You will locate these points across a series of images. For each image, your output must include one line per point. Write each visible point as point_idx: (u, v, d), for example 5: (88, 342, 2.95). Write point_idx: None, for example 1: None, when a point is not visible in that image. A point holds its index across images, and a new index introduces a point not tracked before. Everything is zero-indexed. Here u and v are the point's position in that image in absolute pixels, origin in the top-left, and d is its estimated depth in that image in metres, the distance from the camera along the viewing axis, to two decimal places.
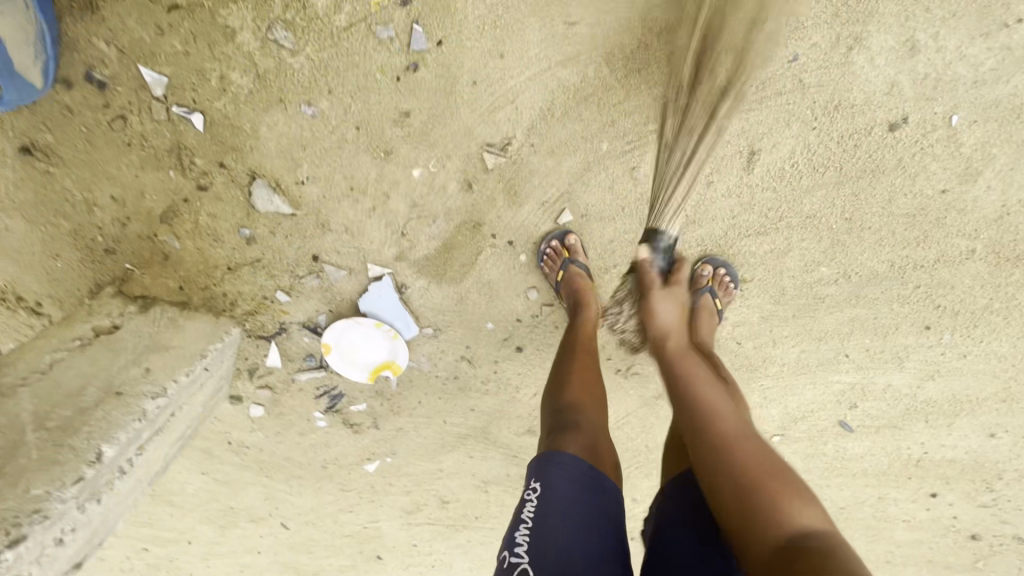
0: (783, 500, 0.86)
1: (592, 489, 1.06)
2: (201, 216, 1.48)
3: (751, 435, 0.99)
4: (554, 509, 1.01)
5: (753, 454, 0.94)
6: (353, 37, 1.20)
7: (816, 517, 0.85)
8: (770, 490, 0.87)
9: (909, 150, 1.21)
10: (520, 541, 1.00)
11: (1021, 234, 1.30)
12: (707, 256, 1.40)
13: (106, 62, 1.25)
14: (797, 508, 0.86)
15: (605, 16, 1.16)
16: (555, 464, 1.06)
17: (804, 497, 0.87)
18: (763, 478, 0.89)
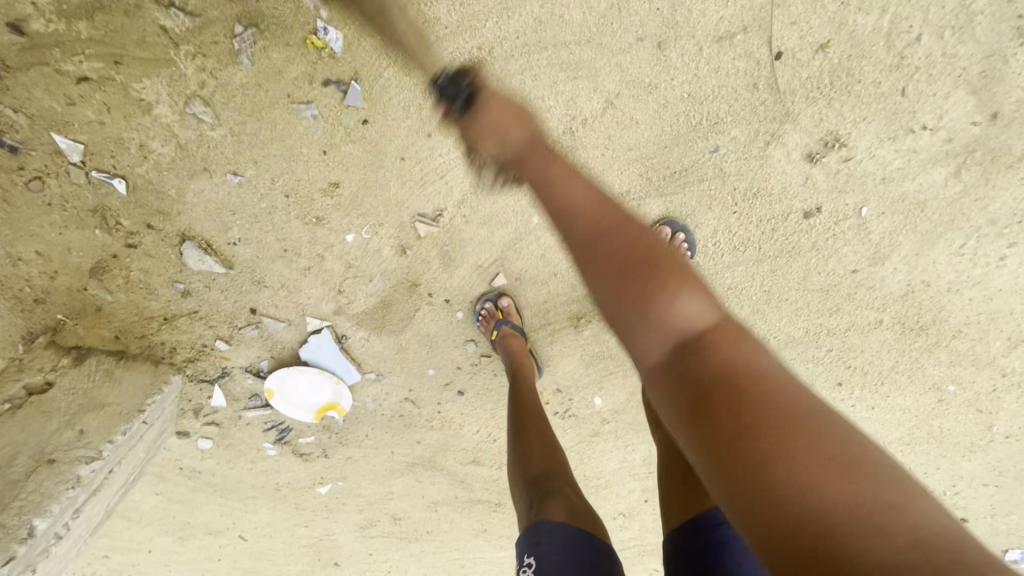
0: (666, 315, 0.72)
1: (588, 553, 0.90)
2: (131, 270, 1.45)
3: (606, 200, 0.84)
4: None
5: (609, 228, 0.79)
6: (278, 113, 1.18)
7: (701, 305, 0.74)
8: (641, 307, 0.74)
9: (825, 232, 1.26)
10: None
11: (924, 309, 1.38)
12: (668, 217, 1.26)
13: (16, 127, 1.19)
14: (660, 340, 0.72)
15: (534, 102, 1.15)
16: (541, 534, 0.91)
17: (684, 288, 0.75)
18: (638, 291, 0.75)
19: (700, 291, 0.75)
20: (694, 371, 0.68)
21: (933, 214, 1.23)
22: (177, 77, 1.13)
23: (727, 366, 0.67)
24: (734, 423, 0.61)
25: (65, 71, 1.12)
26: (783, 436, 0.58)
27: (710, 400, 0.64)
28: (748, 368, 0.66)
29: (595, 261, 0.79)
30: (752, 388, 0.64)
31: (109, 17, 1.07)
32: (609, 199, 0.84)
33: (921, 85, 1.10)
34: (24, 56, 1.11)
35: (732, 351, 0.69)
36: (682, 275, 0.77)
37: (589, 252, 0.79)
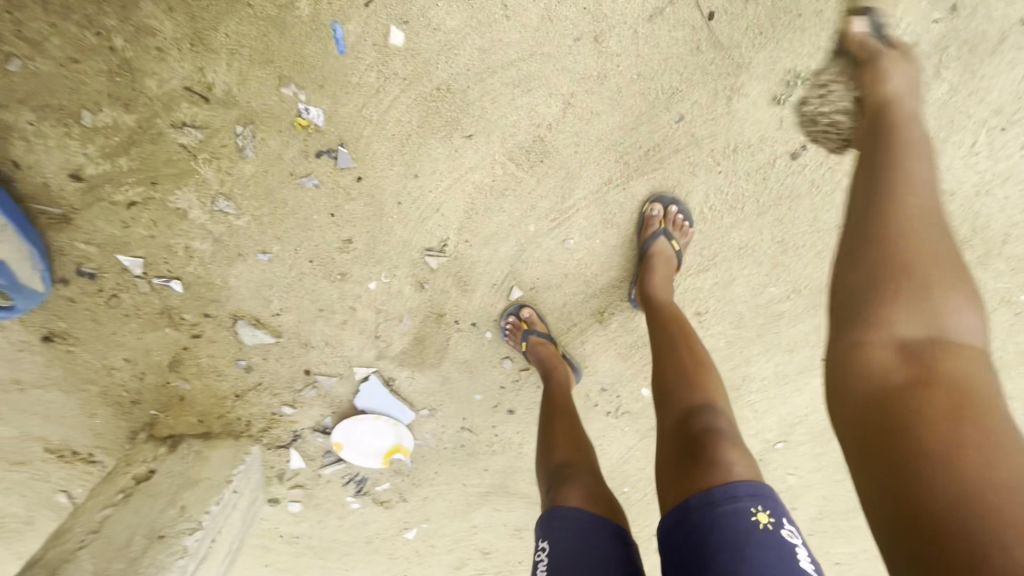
0: (929, 304, 0.69)
1: (600, 537, 0.88)
2: (201, 358, 1.64)
3: (939, 207, 0.75)
4: (564, 566, 0.84)
5: (922, 215, 0.74)
6: (286, 191, 1.33)
7: (976, 326, 0.69)
8: (902, 287, 0.70)
9: (818, 168, 1.25)
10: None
11: (959, 221, 1.29)
12: (655, 194, 1.31)
13: (90, 257, 1.43)
14: (908, 321, 0.70)
15: (497, 123, 1.24)
16: (555, 519, 0.92)
17: (962, 298, 0.70)
18: (916, 268, 0.71)
19: (978, 314, 0.69)
20: (928, 364, 0.67)
21: (926, 121, 1.18)
22: (201, 182, 1.31)
23: (966, 381, 0.64)
24: (948, 412, 0.62)
25: (117, 201, 1.34)
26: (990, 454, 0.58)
27: (931, 389, 0.65)
28: (982, 389, 0.64)
29: (894, 233, 0.73)
30: (977, 404, 0.62)
31: (141, 147, 1.26)
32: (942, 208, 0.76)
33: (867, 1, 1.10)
34: (85, 196, 1.33)
35: (978, 377, 0.65)
36: (959, 284, 0.70)
37: (909, 220, 0.73)
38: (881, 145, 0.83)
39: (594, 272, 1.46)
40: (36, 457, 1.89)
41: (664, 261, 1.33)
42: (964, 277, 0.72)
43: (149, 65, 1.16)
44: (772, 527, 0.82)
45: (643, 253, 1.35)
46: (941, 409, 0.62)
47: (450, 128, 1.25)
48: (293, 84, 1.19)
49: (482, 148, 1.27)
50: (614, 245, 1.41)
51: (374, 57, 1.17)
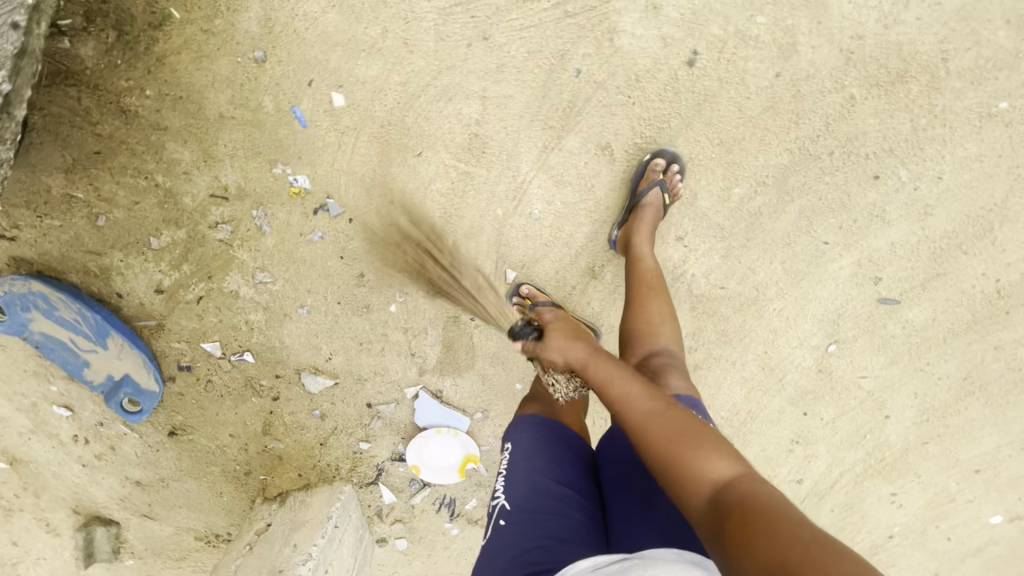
0: (701, 469, 0.85)
1: (552, 436, 1.20)
2: (285, 416, 1.94)
3: (661, 402, 0.99)
4: (520, 456, 1.16)
5: (646, 415, 0.97)
6: (302, 250, 1.65)
7: (725, 465, 0.85)
8: (676, 457, 0.88)
9: (721, 65, 1.35)
10: (498, 488, 1.14)
11: (884, 58, 1.31)
12: (660, 149, 1.44)
13: (185, 352, 1.82)
14: (691, 482, 0.85)
15: (438, 135, 1.49)
16: (519, 425, 1.25)
17: (714, 448, 0.88)
18: (667, 452, 0.90)
19: (722, 451, 0.87)
20: (724, 498, 0.79)
21: None
22: (241, 265, 1.67)
23: (749, 495, 0.77)
24: (739, 524, 0.73)
25: (190, 300, 1.73)
26: (770, 534, 0.70)
27: (727, 515, 0.76)
28: (759, 495, 0.77)
29: (650, 424, 0.95)
30: (791, 524, 0.71)
31: (195, 251, 1.66)
32: (670, 401, 0.99)
33: None
34: (169, 303, 1.73)
35: (754, 492, 0.78)
36: (709, 440, 0.90)
37: (637, 421, 0.97)
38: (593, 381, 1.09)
39: (570, 232, 1.60)
40: (191, 547, 2.20)
41: (652, 219, 1.45)
42: (709, 436, 0.91)
43: (183, 187, 1.55)
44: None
45: (636, 202, 1.46)
46: (732, 524, 0.74)
47: (404, 153, 1.51)
48: (281, 162, 1.52)
49: (433, 159, 1.52)
50: (576, 202, 1.56)
51: (327, 121, 1.47)
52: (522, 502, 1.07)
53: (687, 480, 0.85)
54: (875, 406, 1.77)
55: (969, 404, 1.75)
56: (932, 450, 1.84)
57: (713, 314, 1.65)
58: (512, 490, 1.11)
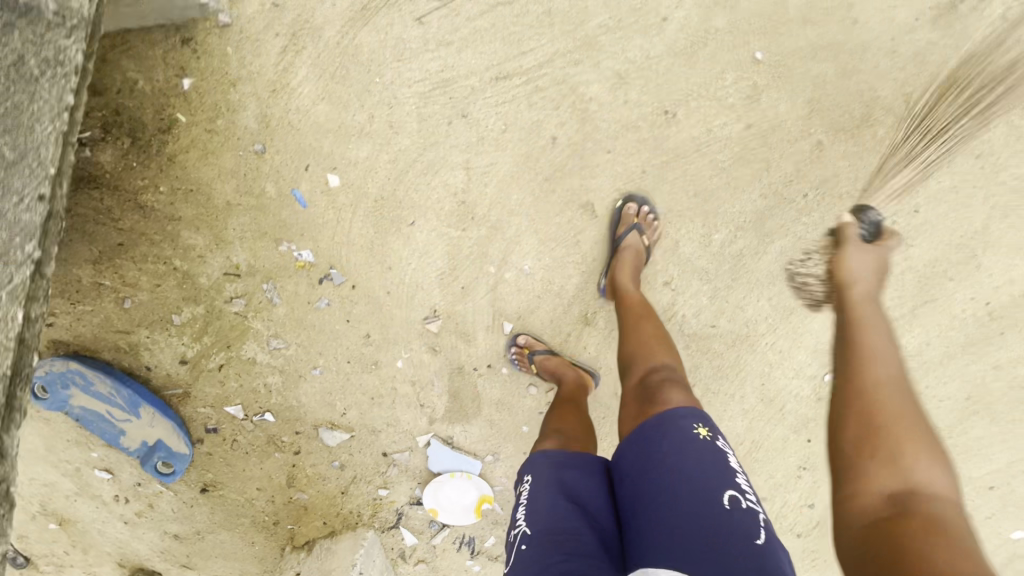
0: (914, 465, 0.87)
1: (569, 461, 1.14)
2: (307, 468, 2.05)
3: (907, 388, 0.98)
4: (537, 483, 1.11)
5: (889, 380, 0.99)
6: (311, 316, 1.76)
7: (940, 479, 0.86)
8: (888, 444, 0.90)
9: (690, 125, 1.41)
10: (519, 517, 1.09)
11: (846, 106, 1.35)
12: (629, 194, 1.49)
13: (211, 415, 1.94)
14: (887, 471, 0.88)
15: (427, 204, 1.58)
16: (535, 456, 1.18)
17: (936, 459, 0.88)
18: (884, 423, 0.93)
19: (941, 463, 0.88)
20: (905, 501, 0.83)
21: (753, 47, 1.32)
22: (257, 333, 1.79)
23: (934, 513, 0.81)
24: (911, 533, 0.77)
25: (212, 368, 1.85)
26: (962, 554, 0.74)
27: (907, 521, 0.80)
28: (951, 518, 0.80)
29: (875, 398, 0.97)
30: (962, 550, 0.75)
31: (214, 324, 1.78)
32: (909, 383, 1.00)
33: None
34: (193, 372, 1.86)
35: (951, 516, 0.81)
36: (931, 443, 0.90)
37: (891, 379, 1.00)
38: (851, 338, 1.10)
39: (562, 284, 1.66)
40: None
41: (635, 257, 1.47)
42: (934, 441, 0.91)
43: (199, 268, 1.68)
44: (710, 438, 1.02)
45: (615, 245, 1.50)
46: (917, 528, 0.78)
47: (397, 223, 1.61)
48: (286, 239, 1.64)
49: (425, 226, 1.61)
50: (563, 255, 1.62)
51: (325, 199, 1.58)
52: (540, 531, 1.02)
53: (875, 460, 0.89)
54: None
55: (975, 423, 1.75)
56: None
57: (707, 351, 1.68)
58: (530, 518, 1.05)
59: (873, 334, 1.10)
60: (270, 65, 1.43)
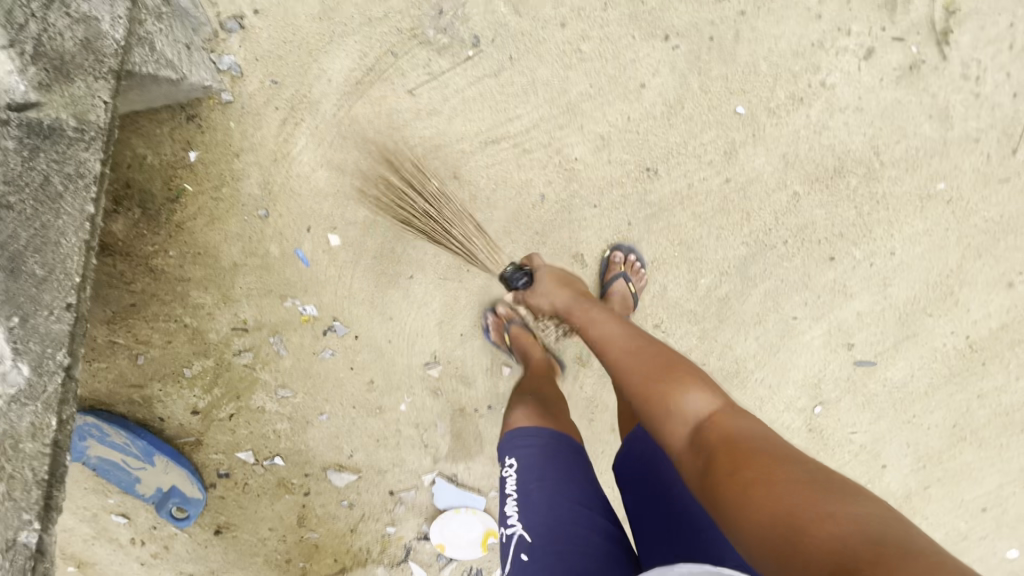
0: (684, 406, 0.92)
1: (558, 451, 1.19)
2: (317, 508, 2.11)
3: (655, 350, 1.06)
4: (532, 479, 1.14)
5: (626, 351, 1.09)
6: (316, 366, 1.82)
7: (702, 399, 0.92)
8: (655, 394, 0.97)
9: (673, 180, 1.47)
10: (511, 511, 1.14)
11: (820, 159, 1.42)
12: (615, 243, 1.55)
13: (223, 461, 2.01)
14: (675, 418, 0.92)
15: (425, 259, 1.65)
16: (520, 441, 1.21)
17: (695, 385, 0.95)
18: (642, 387, 1.00)
19: (702, 387, 0.95)
20: (701, 444, 0.86)
21: (729, 107, 1.38)
22: (265, 383, 1.85)
23: (724, 429, 0.85)
24: (721, 472, 0.79)
25: (223, 417, 1.92)
26: (764, 471, 0.75)
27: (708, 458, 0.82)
28: (739, 429, 0.84)
29: (635, 371, 1.04)
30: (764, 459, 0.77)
31: (223, 375, 1.85)
32: (647, 337, 1.11)
33: (617, 57, 1.35)
34: (205, 421, 1.93)
35: (734, 425, 0.85)
36: (687, 370, 0.98)
37: (634, 361, 1.06)
38: (596, 345, 1.19)
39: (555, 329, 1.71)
40: None
41: (623, 301, 1.53)
42: (695, 374, 0.98)
43: (208, 324, 1.75)
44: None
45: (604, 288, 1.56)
46: (724, 466, 0.79)
47: (397, 277, 1.68)
48: (291, 295, 1.71)
49: (423, 279, 1.68)
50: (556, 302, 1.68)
51: (327, 257, 1.65)
52: (541, 527, 1.09)
53: (663, 432, 0.93)
54: (871, 457, 1.82)
55: (964, 448, 1.79)
56: (936, 493, 1.87)
57: None
58: (528, 514, 1.11)
59: (602, 326, 1.20)
60: (272, 137, 1.50)
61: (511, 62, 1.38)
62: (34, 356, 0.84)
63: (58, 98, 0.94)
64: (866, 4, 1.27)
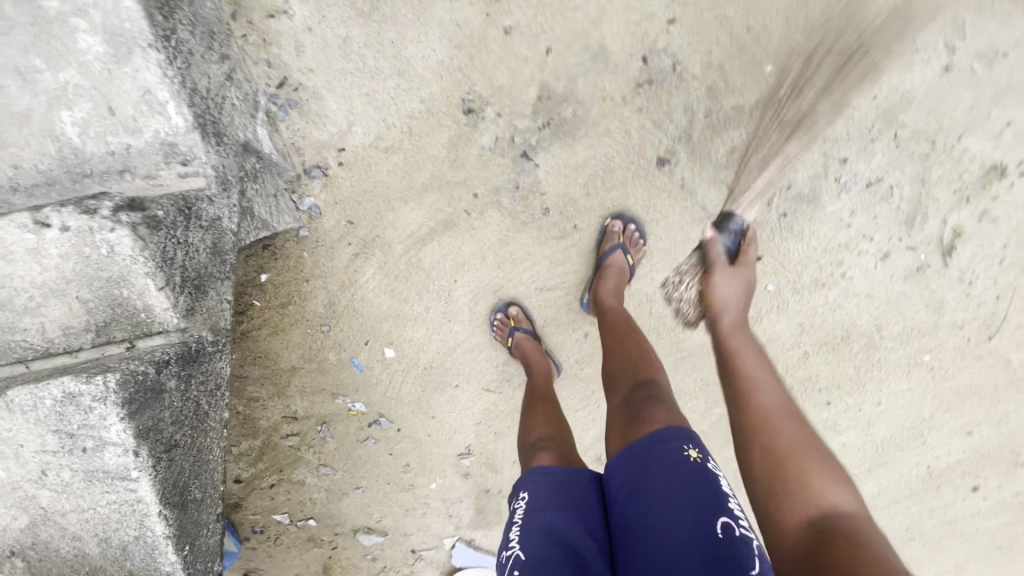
0: (815, 489, 0.92)
1: (576, 483, 1.03)
2: (343, 560, 2.22)
3: (796, 419, 1.05)
4: (543, 503, 0.98)
5: (776, 421, 1.04)
6: (358, 450, 1.98)
7: (849, 499, 0.90)
8: (796, 476, 0.94)
9: (703, 335, 1.62)
10: (511, 537, 0.96)
11: (832, 328, 1.62)
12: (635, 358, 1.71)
13: (257, 519, 2.09)
14: (806, 500, 0.91)
15: (472, 372, 1.81)
16: (535, 473, 1.06)
17: (836, 477, 0.94)
18: (794, 468, 0.95)
19: (847, 484, 0.93)
20: (823, 524, 0.86)
21: (763, 285, 1.55)
22: (307, 462, 1.99)
23: (850, 526, 0.85)
24: (836, 544, 0.81)
25: (263, 485, 2.02)
26: (874, 563, 0.77)
27: (827, 530, 0.85)
28: (867, 533, 0.85)
29: (775, 416, 1.05)
30: (874, 547, 0.81)
31: (268, 453, 1.96)
32: (801, 415, 1.07)
33: (672, 236, 1.49)
34: (244, 489, 2.02)
35: (859, 524, 0.86)
36: (833, 466, 0.96)
37: (783, 456, 0.98)
38: (739, 381, 1.16)
39: (579, 435, 1.83)
40: None
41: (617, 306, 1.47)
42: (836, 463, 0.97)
43: (260, 412, 1.86)
44: (701, 460, 0.95)
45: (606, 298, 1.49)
46: (837, 538, 0.82)
47: (442, 384, 1.83)
48: (343, 393, 1.84)
49: (468, 386, 1.84)
50: (582, 417, 1.80)
51: (380, 365, 1.79)
52: (538, 552, 0.90)
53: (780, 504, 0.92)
54: None
55: (916, 550, 2.05)
56: None
57: None
58: (526, 538, 0.93)
59: (768, 385, 1.12)
60: (343, 268, 1.61)
61: (576, 229, 1.51)
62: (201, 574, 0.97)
63: (198, 317, 1.06)
64: (891, 221, 1.44)
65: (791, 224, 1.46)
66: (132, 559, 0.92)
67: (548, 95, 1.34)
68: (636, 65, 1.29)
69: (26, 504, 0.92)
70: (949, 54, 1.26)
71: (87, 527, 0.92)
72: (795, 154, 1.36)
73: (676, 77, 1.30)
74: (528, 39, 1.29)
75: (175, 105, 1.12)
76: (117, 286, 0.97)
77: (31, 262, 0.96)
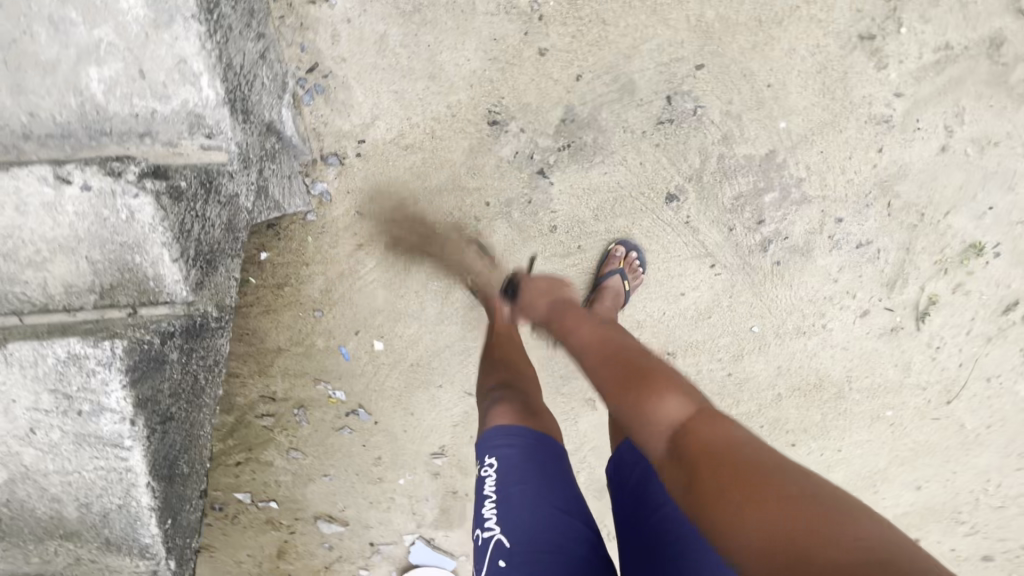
0: (649, 409, 0.88)
1: (540, 448, 1.19)
2: (299, 545, 2.20)
3: (616, 351, 1.05)
4: (508, 477, 1.14)
5: (607, 374, 1.00)
6: (332, 438, 1.97)
7: (679, 406, 0.87)
8: (637, 402, 0.90)
9: (686, 366, 1.67)
10: (488, 517, 1.14)
11: (806, 375, 1.70)
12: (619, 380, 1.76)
13: (218, 496, 2.06)
14: (653, 425, 0.87)
15: (457, 375, 1.83)
16: (501, 439, 1.20)
17: (669, 388, 0.90)
18: (632, 399, 0.92)
19: (680, 391, 0.90)
20: (680, 454, 0.81)
21: (748, 327, 1.62)
22: (278, 444, 1.98)
23: (705, 437, 0.80)
24: (708, 488, 0.74)
25: (230, 462, 2.00)
26: (750, 486, 0.70)
27: (689, 459, 0.79)
28: (723, 435, 0.80)
29: (607, 381, 0.99)
30: (738, 454, 0.76)
31: (240, 430, 1.94)
32: (635, 347, 1.05)
33: (668, 269, 1.55)
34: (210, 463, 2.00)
35: (708, 425, 0.83)
36: (666, 379, 0.93)
37: (626, 407, 0.92)
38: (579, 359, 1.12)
39: None
40: None
41: (614, 296, 1.48)
42: (682, 380, 0.93)
43: (238, 389, 1.84)
44: None
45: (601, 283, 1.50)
46: (704, 470, 0.76)
47: (426, 383, 1.85)
48: (325, 380, 1.84)
49: (451, 387, 1.86)
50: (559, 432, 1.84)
51: (367, 356, 1.79)
52: (523, 540, 1.09)
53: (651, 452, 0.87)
54: None
55: None
56: None
57: None
58: (506, 520, 1.12)
59: (573, 336, 1.16)
60: (345, 257, 1.62)
61: (580, 250, 1.55)
62: (179, 551, 0.95)
63: (207, 291, 1.05)
64: (873, 281, 1.53)
65: (782, 273, 1.53)
66: (113, 526, 0.91)
67: (572, 118, 1.38)
68: (659, 103, 1.34)
69: (9, 459, 0.91)
70: (946, 136, 1.34)
71: (69, 490, 0.91)
72: (796, 207, 1.44)
73: (696, 120, 1.35)
74: (559, 61, 1.33)
75: (208, 77, 1.11)
76: (130, 251, 0.96)
77: (44, 216, 0.95)
